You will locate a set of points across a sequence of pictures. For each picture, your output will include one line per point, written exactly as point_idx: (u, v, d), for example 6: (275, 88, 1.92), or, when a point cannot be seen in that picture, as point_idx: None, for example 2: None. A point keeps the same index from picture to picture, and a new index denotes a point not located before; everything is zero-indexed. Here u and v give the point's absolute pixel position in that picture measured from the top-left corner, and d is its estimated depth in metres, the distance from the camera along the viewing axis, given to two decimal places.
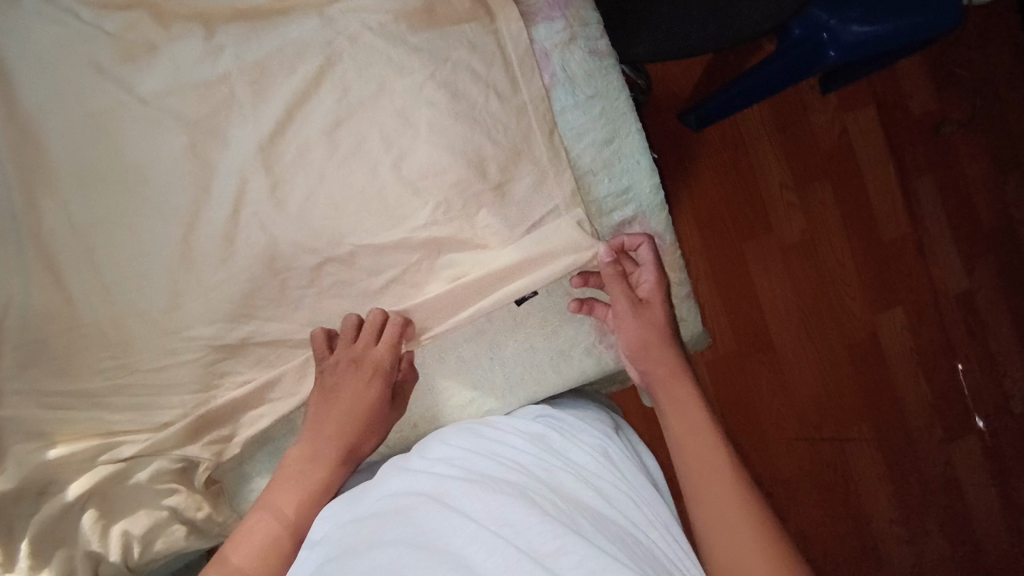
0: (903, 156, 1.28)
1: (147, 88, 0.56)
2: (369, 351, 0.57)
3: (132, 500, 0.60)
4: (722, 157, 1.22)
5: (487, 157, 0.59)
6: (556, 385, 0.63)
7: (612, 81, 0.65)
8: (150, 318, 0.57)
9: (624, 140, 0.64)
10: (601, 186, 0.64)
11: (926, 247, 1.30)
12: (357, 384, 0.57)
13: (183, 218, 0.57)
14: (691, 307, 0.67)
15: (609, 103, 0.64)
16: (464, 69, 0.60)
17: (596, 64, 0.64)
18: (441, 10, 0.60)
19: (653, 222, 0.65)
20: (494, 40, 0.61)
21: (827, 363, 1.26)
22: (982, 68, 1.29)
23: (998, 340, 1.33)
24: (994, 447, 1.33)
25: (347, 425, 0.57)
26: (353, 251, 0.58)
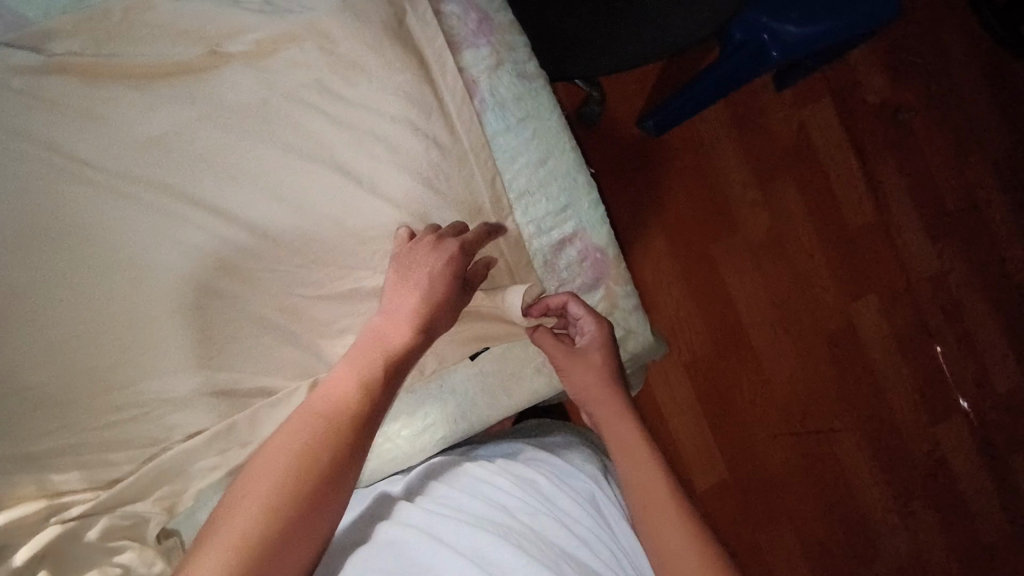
0: (863, 146, 1.30)
1: (85, 151, 0.57)
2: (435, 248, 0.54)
3: (82, 560, 0.57)
4: (685, 160, 1.24)
5: (431, 205, 0.61)
6: (508, 407, 0.65)
7: (542, 102, 0.66)
8: (96, 374, 0.56)
9: (558, 158, 0.66)
10: (538, 206, 0.65)
11: (893, 230, 1.31)
12: (433, 260, 0.53)
13: (124, 273, 0.57)
14: (643, 320, 0.68)
15: (541, 123, 0.66)
16: (402, 122, 0.61)
17: (525, 86, 0.66)
18: (375, 67, 0.61)
19: (594, 237, 0.66)
20: (430, 91, 0.62)
21: (804, 354, 1.27)
22: (933, 51, 1.31)
23: (974, 319, 1.33)
24: (984, 428, 1.33)
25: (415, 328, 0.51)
26: (301, 301, 0.60)
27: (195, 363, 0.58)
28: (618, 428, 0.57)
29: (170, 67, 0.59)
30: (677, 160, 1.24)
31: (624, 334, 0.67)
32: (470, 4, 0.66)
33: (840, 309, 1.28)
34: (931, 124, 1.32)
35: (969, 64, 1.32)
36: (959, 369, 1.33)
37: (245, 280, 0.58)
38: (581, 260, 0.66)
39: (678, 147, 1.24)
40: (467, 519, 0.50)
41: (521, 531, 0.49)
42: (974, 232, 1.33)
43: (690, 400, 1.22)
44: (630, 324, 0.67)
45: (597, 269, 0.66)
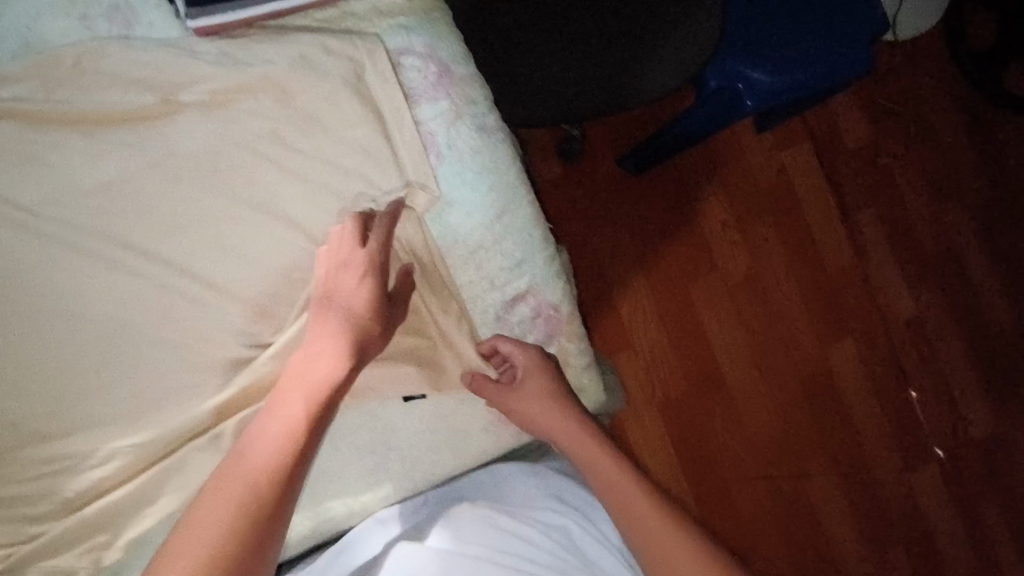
0: (842, 192, 1.30)
1: (29, 198, 0.56)
2: (356, 253, 0.58)
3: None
4: (661, 201, 1.24)
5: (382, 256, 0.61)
6: (452, 466, 0.66)
7: (500, 156, 0.66)
8: (34, 424, 0.57)
9: (514, 214, 0.66)
10: (492, 262, 0.65)
11: (870, 276, 1.31)
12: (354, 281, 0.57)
13: (67, 323, 0.57)
14: (594, 377, 0.69)
15: (498, 177, 0.65)
16: (357, 177, 0.62)
17: (483, 139, 0.66)
18: (331, 119, 0.61)
19: (548, 293, 0.66)
20: (386, 144, 0.62)
21: (780, 398, 1.27)
22: (915, 97, 1.32)
23: (953, 370, 1.33)
24: (961, 476, 1.32)
25: (341, 338, 0.55)
26: (247, 352, 0.60)
27: (133, 413, 0.58)
28: None
29: (121, 113, 0.58)
30: (654, 202, 1.24)
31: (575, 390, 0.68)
32: (430, 56, 0.65)
33: (817, 353, 1.29)
34: (911, 170, 1.33)
35: (951, 111, 1.32)
36: (936, 419, 1.32)
37: (187, 324, 0.59)
38: (533, 316, 0.66)
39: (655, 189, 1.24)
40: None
41: None
42: (954, 282, 1.33)
43: (663, 441, 1.23)
44: (580, 381, 0.69)
45: (550, 325, 0.67)
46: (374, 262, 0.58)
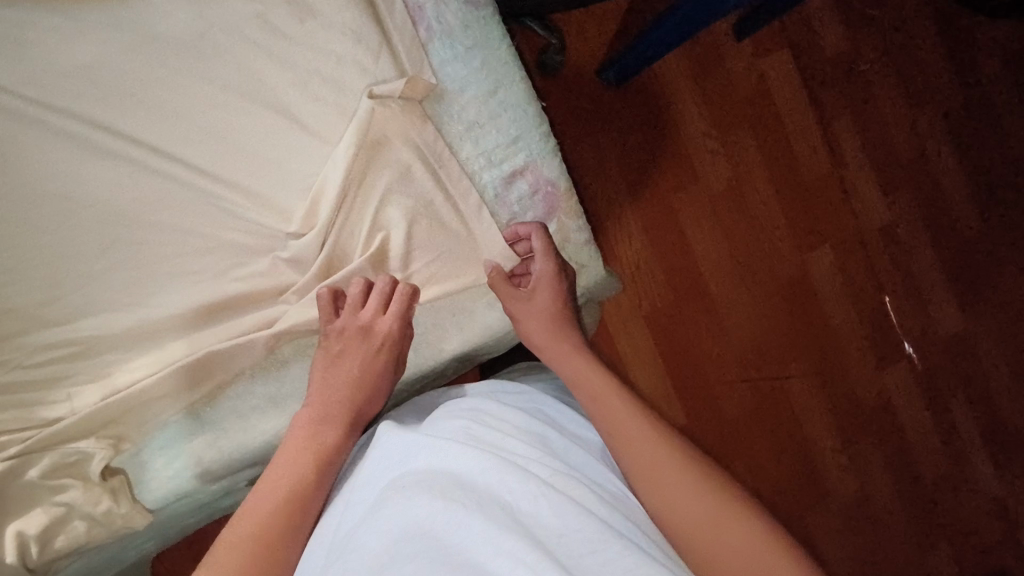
0: (819, 96, 1.31)
1: (9, 78, 0.55)
2: (375, 321, 0.58)
3: (25, 497, 0.56)
4: (643, 107, 1.23)
5: (390, 146, 0.61)
6: (462, 344, 0.64)
7: (491, 31, 0.64)
8: (30, 311, 0.56)
9: (508, 90, 0.65)
10: (488, 138, 0.65)
11: (849, 183, 1.34)
12: (367, 353, 0.57)
13: (57, 204, 0.56)
14: (595, 256, 0.68)
15: (490, 53, 0.64)
16: (349, 61, 0.61)
17: (473, 13, 0.64)
18: (321, 5, 0.61)
19: (545, 170, 0.66)
20: (378, 30, 0.62)
21: (761, 304, 1.29)
22: (888, 6, 1.34)
23: (921, 268, 1.39)
24: (932, 374, 1.39)
25: (356, 394, 0.57)
26: (251, 232, 0.59)
27: (130, 300, 0.58)
28: (579, 363, 0.59)
29: None
30: (637, 110, 1.22)
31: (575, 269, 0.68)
32: None
33: (797, 259, 1.31)
34: (885, 78, 1.35)
35: (923, 21, 1.36)
36: (908, 317, 1.38)
37: (179, 207, 0.58)
38: (532, 193, 0.66)
39: (637, 97, 1.22)
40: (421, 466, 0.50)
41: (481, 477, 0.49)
42: (926, 186, 1.38)
43: (650, 352, 1.23)
44: (580, 259, 0.68)
45: (549, 203, 0.66)
46: (394, 331, 0.59)
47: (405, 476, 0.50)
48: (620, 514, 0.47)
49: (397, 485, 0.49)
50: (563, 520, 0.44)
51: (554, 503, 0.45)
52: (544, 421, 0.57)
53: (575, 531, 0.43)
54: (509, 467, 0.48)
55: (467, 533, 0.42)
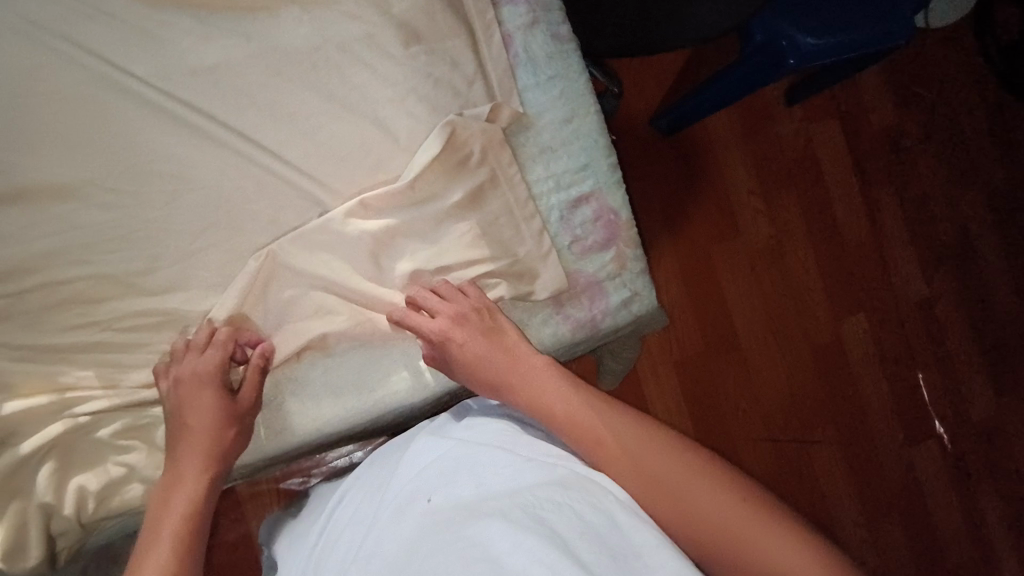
0: (864, 167, 1.35)
1: (140, 69, 0.61)
2: (187, 368, 0.59)
3: (93, 454, 0.60)
4: (694, 159, 1.27)
5: (471, 165, 0.65)
6: None
7: (571, 64, 0.70)
8: (125, 280, 0.61)
9: (582, 119, 0.69)
10: (559, 163, 0.69)
11: (888, 254, 1.36)
12: (193, 396, 0.59)
13: (167, 185, 0.61)
14: (649, 285, 0.70)
15: (568, 84, 0.70)
16: (445, 83, 0.66)
17: (557, 46, 0.70)
18: (428, 31, 0.66)
19: (609, 199, 0.70)
20: (474, 57, 0.67)
21: (791, 365, 1.30)
22: (941, 85, 1.37)
23: (955, 347, 1.38)
24: (959, 456, 1.37)
25: (192, 448, 0.57)
26: (321, 230, 0.62)
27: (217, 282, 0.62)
28: None
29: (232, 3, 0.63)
30: (688, 160, 1.26)
31: (629, 295, 0.69)
32: None
33: (830, 324, 1.32)
34: (931, 155, 1.38)
35: (977, 103, 1.38)
36: (939, 395, 1.37)
37: (272, 199, 0.63)
38: (594, 219, 0.69)
39: (687, 148, 1.26)
40: (433, 499, 0.51)
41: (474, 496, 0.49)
42: (965, 265, 1.38)
43: (676, 400, 1.24)
44: (633, 287, 0.69)
45: (609, 229, 0.69)
46: (209, 372, 0.59)
47: (441, 463, 0.55)
48: (627, 517, 0.47)
49: (427, 491, 0.53)
50: (584, 503, 0.47)
51: (579, 487, 0.49)
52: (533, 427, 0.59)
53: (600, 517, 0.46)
54: (536, 459, 0.53)
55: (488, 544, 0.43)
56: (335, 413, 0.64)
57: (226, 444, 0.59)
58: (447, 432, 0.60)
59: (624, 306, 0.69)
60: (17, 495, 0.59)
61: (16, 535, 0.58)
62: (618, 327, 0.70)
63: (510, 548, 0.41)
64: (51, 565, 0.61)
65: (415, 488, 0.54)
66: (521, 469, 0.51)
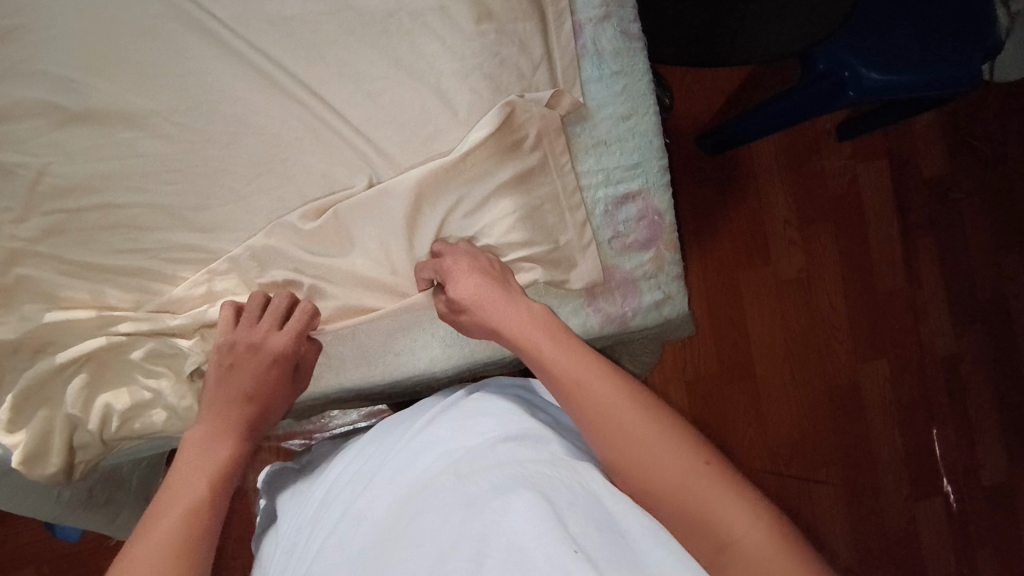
0: (908, 212, 1.33)
1: (221, 11, 0.63)
2: (270, 337, 0.61)
3: (122, 374, 0.62)
4: (737, 180, 1.26)
5: (524, 148, 0.65)
6: None
7: (637, 63, 0.71)
8: (175, 212, 0.63)
9: (639, 118, 0.70)
10: (611, 157, 0.69)
11: (920, 303, 1.34)
12: (258, 365, 0.61)
13: (229, 125, 0.63)
14: (681, 290, 0.71)
15: (631, 82, 0.70)
16: (511, 64, 0.66)
17: (625, 43, 0.71)
18: (501, 10, 0.66)
19: (655, 200, 0.70)
20: (542, 43, 0.68)
21: (804, 400, 1.29)
22: (998, 141, 1.35)
23: (974, 406, 1.36)
24: (963, 517, 1.35)
25: (244, 405, 0.60)
26: (368, 195, 0.63)
27: (262, 227, 0.64)
28: None
29: None
30: (731, 180, 1.26)
31: (662, 297, 0.70)
32: None
33: (851, 365, 1.31)
34: (979, 210, 1.36)
35: None
36: (951, 452, 1.35)
37: (328, 154, 0.64)
38: (639, 218, 0.70)
39: (731, 169, 1.26)
40: (414, 481, 0.51)
41: (456, 475, 0.49)
42: (996, 325, 1.36)
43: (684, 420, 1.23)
44: (667, 289, 0.70)
45: (652, 230, 0.70)
46: (289, 346, 0.61)
47: (427, 444, 0.56)
48: (617, 496, 0.47)
49: (411, 473, 0.53)
50: (574, 475, 0.48)
51: (573, 465, 0.50)
52: (528, 413, 0.59)
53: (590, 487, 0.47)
54: (531, 437, 0.54)
55: (470, 519, 0.43)
56: (356, 372, 0.67)
57: (268, 412, 0.62)
58: (451, 410, 0.60)
59: (656, 307, 0.69)
60: (47, 402, 0.61)
61: (40, 441, 0.61)
62: (646, 327, 0.70)
63: (495, 505, 0.43)
64: (67, 474, 0.64)
65: (410, 459, 0.55)
66: (508, 452, 0.51)
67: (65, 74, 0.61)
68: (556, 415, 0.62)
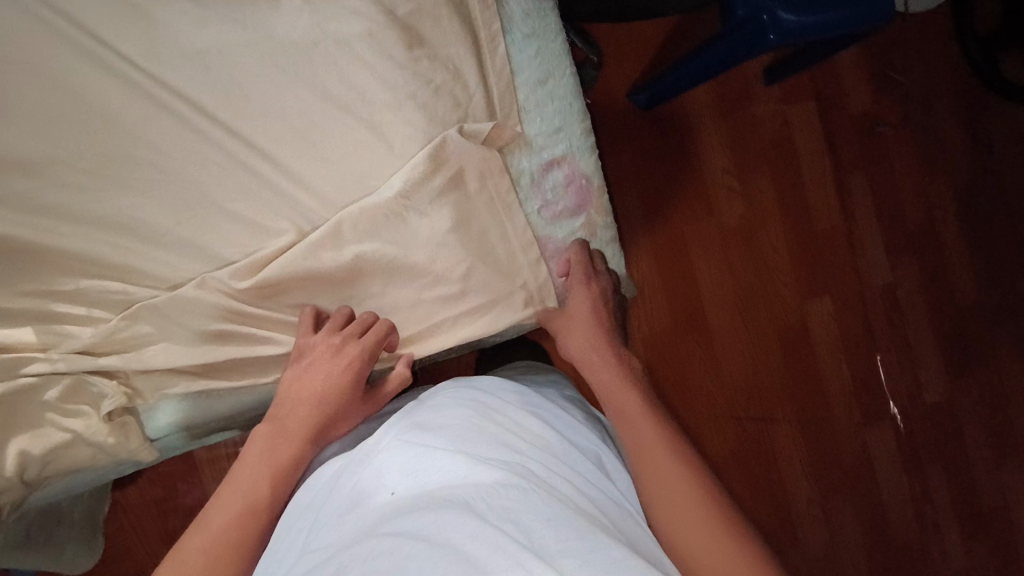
0: (839, 151, 1.37)
1: (130, 50, 0.65)
2: (348, 343, 0.67)
3: (36, 416, 0.66)
4: (670, 131, 1.28)
5: (455, 169, 0.69)
6: (477, 329, 0.72)
7: (550, 25, 0.76)
8: (88, 260, 0.67)
9: (557, 81, 0.76)
10: (533, 124, 0.75)
11: (857, 238, 1.39)
12: (333, 370, 0.66)
13: (145, 170, 0.66)
14: (616, 252, 0.80)
15: (545, 44, 0.75)
16: (426, 79, 0.69)
17: (535, 6, 0.76)
18: (417, 25, 0.69)
19: (581, 164, 0.76)
20: (462, 57, 0.71)
21: (756, 346, 1.33)
22: (916, 72, 1.39)
23: (914, 332, 1.43)
24: (911, 437, 1.43)
25: (320, 411, 0.65)
26: (312, 245, 0.67)
27: (184, 269, 0.68)
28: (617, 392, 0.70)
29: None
30: (663, 134, 1.27)
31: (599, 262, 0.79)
32: None
33: (796, 305, 1.35)
34: (903, 142, 1.40)
35: (948, 91, 1.41)
36: (895, 377, 1.42)
37: (247, 195, 0.68)
38: (566, 184, 0.76)
39: (666, 124, 1.27)
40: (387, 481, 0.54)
41: (435, 487, 0.52)
42: (929, 253, 1.42)
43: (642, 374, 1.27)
44: (604, 254, 0.80)
45: (581, 195, 0.76)
46: (363, 355, 0.67)
47: (389, 445, 0.58)
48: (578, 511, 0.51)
49: (377, 476, 0.56)
50: (536, 477, 0.54)
51: (543, 459, 0.57)
52: (487, 410, 0.62)
53: (556, 485, 0.54)
54: (493, 443, 0.57)
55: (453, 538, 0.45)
56: None
57: (341, 423, 0.67)
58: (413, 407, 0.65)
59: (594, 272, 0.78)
60: None
61: None
62: None
63: (439, 494, 0.50)
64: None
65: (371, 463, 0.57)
66: (477, 463, 0.54)
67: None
68: (504, 397, 0.65)
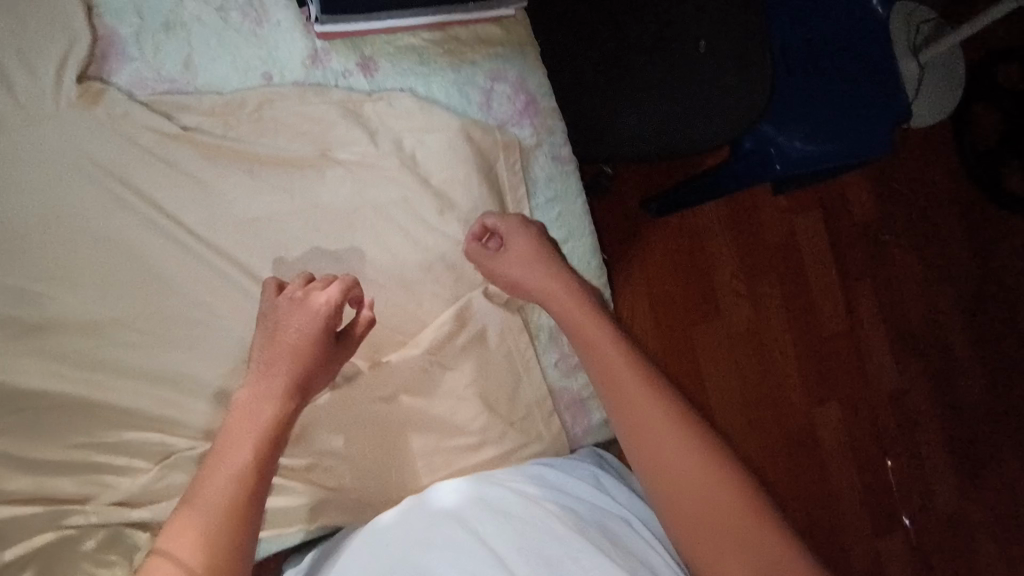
0: (844, 262, 1.41)
1: (190, 218, 0.71)
2: (313, 294, 0.65)
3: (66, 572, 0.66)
4: (682, 245, 1.32)
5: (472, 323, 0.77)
6: None
7: (570, 187, 0.85)
8: (133, 412, 0.69)
9: (576, 242, 0.85)
10: None
11: (863, 345, 1.41)
12: (304, 318, 0.64)
13: (194, 328, 0.71)
14: None
15: (566, 206, 0.85)
16: (453, 245, 0.77)
17: (558, 169, 0.84)
18: (450, 191, 0.78)
19: None
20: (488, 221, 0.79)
21: (765, 451, 1.34)
22: (919, 184, 1.44)
23: (925, 441, 1.42)
24: (925, 549, 1.39)
25: (294, 363, 0.63)
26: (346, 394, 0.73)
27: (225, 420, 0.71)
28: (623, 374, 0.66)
29: (289, 162, 0.74)
30: (675, 239, 1.31)
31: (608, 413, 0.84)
32: (519, 87, 0.82)
33: (805, 410, 1.37)
34: (907, 250, 1.44)
35: (952, 202, 1.45)
36: (906, 487, 1.40)
37: None
38: None
39: (678, 232, 1.32)
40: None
41: None
42: (936, 361, 1.43)
43: None
44: None
45: None
46: (331, 303, 0.65)
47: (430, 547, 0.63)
48: None
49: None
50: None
51: (530, 517, 0.65)
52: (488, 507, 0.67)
53: (535, 549, 0.62)
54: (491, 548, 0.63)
55: None
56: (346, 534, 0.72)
57: (317, 375, 0.64)
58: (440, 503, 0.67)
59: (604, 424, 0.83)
60: None
61: None
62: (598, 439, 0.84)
63: None
64: None
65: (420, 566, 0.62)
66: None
67: (21, 285, 0.67)
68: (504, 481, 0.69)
